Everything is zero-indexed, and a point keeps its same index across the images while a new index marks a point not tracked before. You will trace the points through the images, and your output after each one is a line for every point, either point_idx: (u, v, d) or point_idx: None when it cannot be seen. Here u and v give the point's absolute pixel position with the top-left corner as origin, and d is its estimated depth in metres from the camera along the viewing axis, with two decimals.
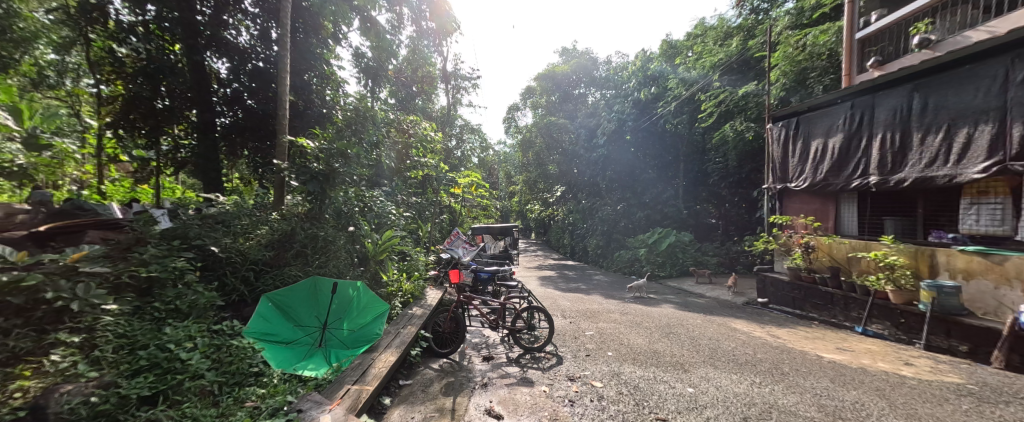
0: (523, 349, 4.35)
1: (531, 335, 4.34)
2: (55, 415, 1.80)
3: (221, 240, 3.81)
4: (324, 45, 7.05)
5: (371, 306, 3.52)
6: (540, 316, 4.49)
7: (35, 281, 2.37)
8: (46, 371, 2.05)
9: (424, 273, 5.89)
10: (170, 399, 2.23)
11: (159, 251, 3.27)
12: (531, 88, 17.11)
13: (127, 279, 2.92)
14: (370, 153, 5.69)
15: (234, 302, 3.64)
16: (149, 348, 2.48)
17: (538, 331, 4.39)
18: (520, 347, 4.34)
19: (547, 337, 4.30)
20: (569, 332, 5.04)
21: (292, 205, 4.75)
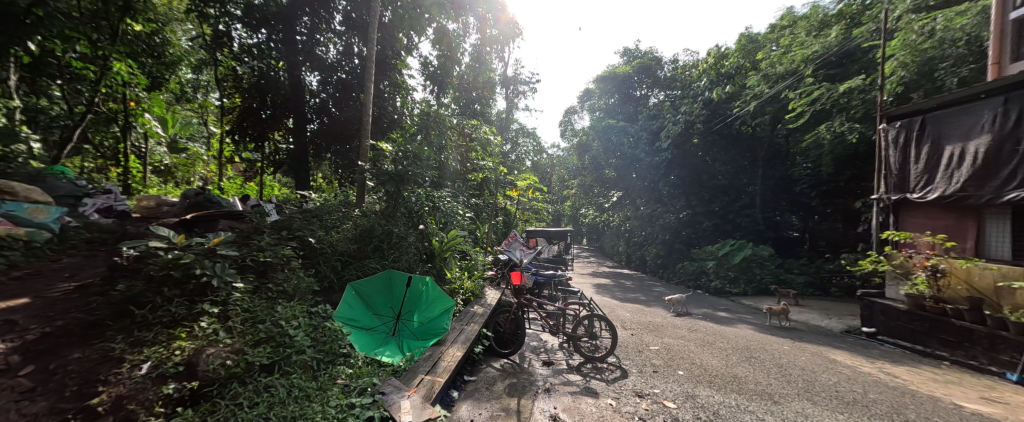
0: (584, 358, 4.20)
1: (594, 344, 4.20)
2: (204, 373, 2.24)
3: (316, 232, 4.31)
4: (398, 57, 7.57)
5: (439, 300, 3.49)
6: (603, 325, 4.32)
7: (188, 259, 2.90)
8: (196, 334, 2.51)
9: (484, 274, 5.93)
10: (283, 369, 2.60)
11: (272, 240, 3.81)
12: (590, 91, 16.74)
13: (249, 263, 3.44)
14: (435, 155, 5.96)
15: (325, 288, 4.04)
16: (267, 323, 2.88)
17: (600, 341, 4.22)
18: (581, 354, 4.21)
19: (610, 347, 4.12)
20: (633, 345, 4.77)
21: (371, 203, 5.17)
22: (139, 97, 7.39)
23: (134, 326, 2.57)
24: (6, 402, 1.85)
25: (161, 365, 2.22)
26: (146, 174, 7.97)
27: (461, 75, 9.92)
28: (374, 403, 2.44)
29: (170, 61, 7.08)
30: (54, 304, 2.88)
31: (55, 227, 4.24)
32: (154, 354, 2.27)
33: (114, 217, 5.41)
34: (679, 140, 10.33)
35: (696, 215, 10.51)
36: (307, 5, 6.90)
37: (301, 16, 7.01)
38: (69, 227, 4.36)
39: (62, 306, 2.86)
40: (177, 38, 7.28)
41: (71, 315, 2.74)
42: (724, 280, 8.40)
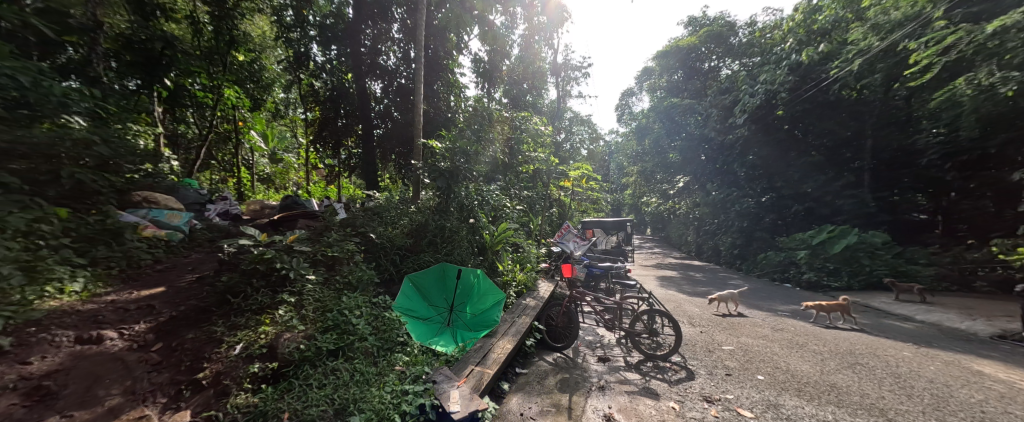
0: (644, 355, 3.89)
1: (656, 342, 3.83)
2: (283, 355, 2.51)
3: (377, 228, 4.60)
4: (450, 56, 7.67)
5: (490, 293, 3.58)
6: (665, 321, 3.96)
7: (269, 254, 3.26)
8: (277, 321, 2.83)
9: (537, 266, 5.80)
10: (347, 354, 2.80)
11: (338, 236, 4.14)
12: (651, 69, 15.48)
13: (320, 257, 3.79)
14: (483, 150, 5.97)
15: (386, 279, 4.29)
16: (334, 312, 3.15)
17: (662, 338, 3.88)
18: (641, 352, 3.90)
19: (674, 345, 3.76)
20: (703, 344, 4.28)
21: (426, 199, 5.36)
22: (244, 117, 8.63)
23: (232, 312, 2.97)
24: (142, 372, 2.28)
25: (250, 346, 2.54)
26: (254, 182, 9.35)
27: (511, 68, 9.85)
28: (425, 391, 2.50)
29: (265, 84, 8.20)
30: (180, 292, 3.40)
31: (186, 229, 4.98)
32: (244, 337, 2.61)
33: (230, 219, 6.39)
34: (759, 113, 9.02)
35: (783, 197, 9.14)
36: (370, 20, 7.40)
37: (365, 29, 7.48)
38: (196, 229, 5.22)
39: (183, 292, 3.39)
40: (270, 64, 8.36)
41: (189, 301, 3.23)
42: (821, 272, 7.16)
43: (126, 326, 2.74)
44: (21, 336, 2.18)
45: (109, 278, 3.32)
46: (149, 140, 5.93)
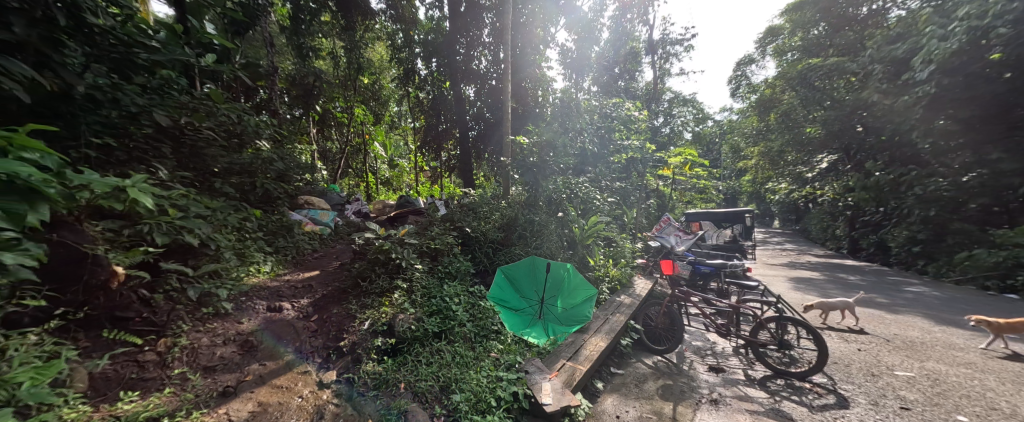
0: (771, 371, 3.32)
1: (786, 355, 3.25)
2: (400, 333, 2.78)
3: (472, 223, 4.89)
4: (536, 52, 7.77)
5: (581, 288, 3.58)
6: (802, 331, 3.27)
7: (385, 245, 3.70)
8: (394, 303, 3.13)
9: (631, 262, 5.51)
10: (449, 337, 3.00)
11: (440, 231, 4.52)
12: (770, 34, 13.12)
13: (426, 249, 4.21)
14: (571, 144, 5.85)
15: (481, 270, 4.56)
16: (438, 298, 3.41)
17: (797, 352, 3.24)
18: (766, 366, 3.35)
19: (816, 362, 3.09)
20: (856, 362, 3.35)
21: (515, 194, 5.51)
22: (367, 129, 10.05)
23: (360, 294, 3.41)
24: (306, 336, 2.67)
25: (375, 321, 2.86)
26: (377, 185, 10.90)
27: (601, 55, 9.52)
28: (519, 380, 2.59)
29: (383, 98, 9.51)
30: (329, 275, 4.11)
31: (333, 225, 6.01)
32: (371, 314, 2.93)
33: (363, 217, 7.54)
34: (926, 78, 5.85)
35: None
36: (463, 30, 7.83)
37: (459, 40, 7.84)
38: (338, 224, 6.29)
39: (331, 275, 4.09)
40: (387, 82, 9.50)
41: (336, 283, 3.85)
42: None
43: (296, 300, 3.35)
44: (236, 303, 2.74)
45: (286, 262, 4.21)
46: (309, 156, 7.33)
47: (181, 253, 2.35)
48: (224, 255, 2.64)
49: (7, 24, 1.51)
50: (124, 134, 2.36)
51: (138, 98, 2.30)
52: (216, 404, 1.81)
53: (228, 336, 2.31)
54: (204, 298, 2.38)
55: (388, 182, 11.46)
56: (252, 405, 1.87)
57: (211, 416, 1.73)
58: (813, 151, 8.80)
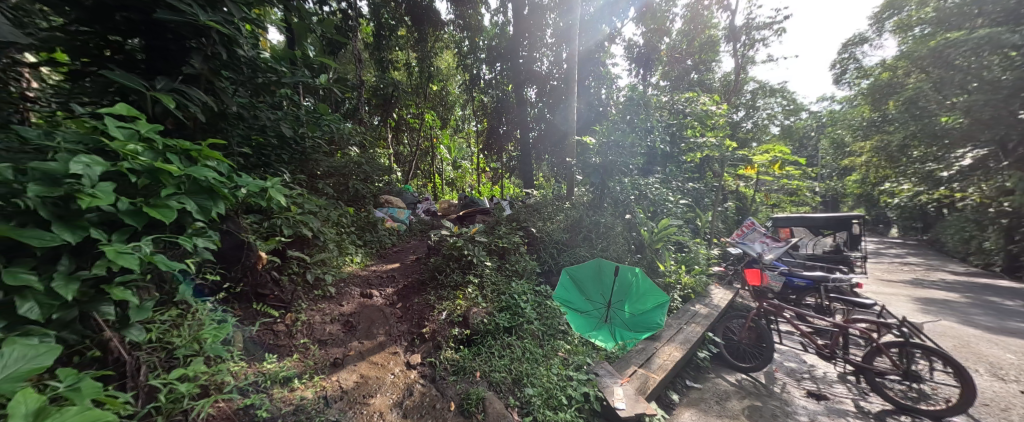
0: (893, 405, 2.83)
1: (914, 389, 2.75)
2: (477, 325, 2.92)
3: (538, 223, 4.95)
4: (601, 49, 7.59)
5: (651, 293, 3.35)
6: (934, 360, 2.73)
7: (458, 242, 3.84)
8: (468, 297, 3.29)
9: (707, 269, 5.09)
10: (520, 331, 3.06)
11: (507, 230, 4.64)
12: (886, 6, 11.05)
13: (495, 247, 4.26)
14: (645, 141, 5.52)
15: (546, 270, 4.58)
16: (507, 294, 3.49)
17: (926, 385, 2.72)
18: (885, 399, 2.87)
19: (956, 400, 2.57)
20: (1016, 406, 2.71)
21: (580, 195, 5.45)
22: (436, 133, 10.75)
23: (436, 286, 3.59)
24: (393, 321, 2.95)
25: (452, 312, 3.06)
26: (444, 185, 11.54)
27: (671, 47, 8.93)
28: (590, 381, 2.57)
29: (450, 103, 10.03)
30: (408, 268, 4.44)
31: (407, 222, 6.53)
32: (448, 306, 3.12)
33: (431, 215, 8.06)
34: None
35: None
36: (527, 32, 7.91)
37: (522, 43, 8.02)
38: (412, 222, 6.81)
39: (409, 268, 4.42)
40: (452, 88, 10.23)
41: (414, 275, 4.15)
42: None
43: (382, 288, 3.69)
44: (339, 287, 3.10)
45: (372, 254, 4.70)
46: (387, 159, 8.11)
47: (297, 243, 2.77)
48: (327, 245, 2.98)
49: (192, 61, 1.96)
50: (257, 145, 2.89)
51: (270, 114, 2.86)
52: (330, 371, 2.13)
53: (334, 316, 2.66)
54: (316, 281, 2.72)
55: (454, 182, 12.03)
56: (357, 376, 2.17)
57: (328, 381, 2.04)
58: (946, 144, 7.11)
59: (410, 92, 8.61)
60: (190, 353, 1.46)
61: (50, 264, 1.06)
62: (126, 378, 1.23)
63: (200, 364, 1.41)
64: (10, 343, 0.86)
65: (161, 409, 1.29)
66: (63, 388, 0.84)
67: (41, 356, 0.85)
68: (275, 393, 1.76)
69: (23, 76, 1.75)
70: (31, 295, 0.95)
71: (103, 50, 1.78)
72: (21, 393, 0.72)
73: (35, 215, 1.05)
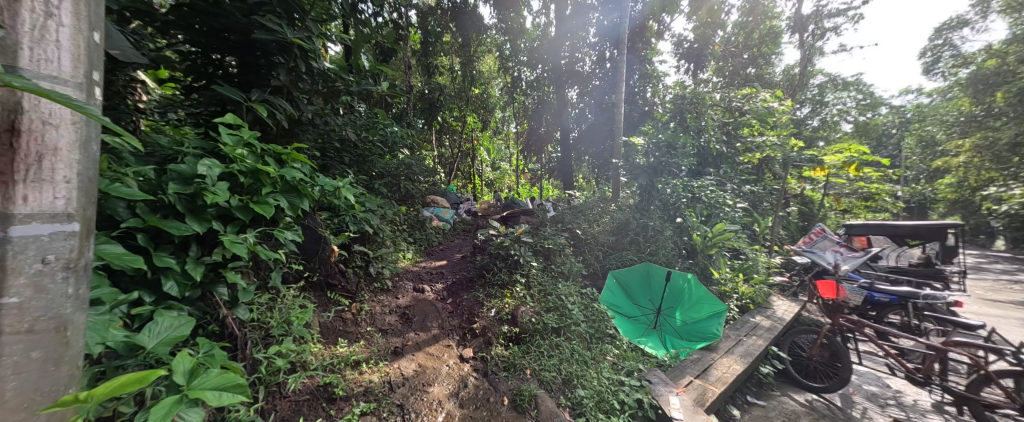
0: None
1: None
2: (525, 324, 2.94)
3: (582, 225, 4.85)
4: (648, 45, 7.28)
5: (706, 301, 3.27)
6: None
7: (504, 241, 3.88)
8: (516, 295, 3.32)
9: (769, 278, 4.70)
10: (568, 332, 3.02)
11: (552, 231, 4.57)
12: None
13: (540, 248, 4.19)
14: (697, 141, 5.22)
15: (592, 273, 4.47)
16: (554, 295, 3.44)
17: None
18: None
19: None
20: None
21: (626, 197, 5.27)
22: (477, 135, 10.93)
23: (484, 283, 3.64)
24: (445, 315, 3.05)
25: (501, 310, 3.11)
26: (484, 186, 11.68)
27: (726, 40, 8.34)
28: (642, 388, 2.54)
29: (491, 105, 10.14)
30: (455, 265, 4.51)
31: (451, 222, 6.68)
32: (495, 303, 3.18)
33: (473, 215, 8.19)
34: None
35: None
36: (570, 32, 7.79)
37: (564, 44, 7.92)
38: (457, 221, 6.98)
39: (456, 265, 4.50)
40: (493, 91, 10.37)
41: (461, 271, 4.22)
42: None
43: (433, 283, 3.73)
44: (396, 280, 3.25)
45: (420, 251, 4.88)
46: (432, 160, 8.40)
47: (359, 238, 2.96)
48: (383, 241, 3.18)
49: (278, 73, 2.24)
50: (323, 147, 3.14)
51: (336, 118, 3.11)
52: (392, 359, 2.27)
53: (393, 307, 2.82)
54: (375, 274, 2.91)
55: (492, 183, 12.13)
56: (416, 365, 2.30)
57: (390, 368, 2.18)
58: None
59: (454, 95, 8.83)
60: (282, 333, 1.80)
61: (185, 251, 1.30)
62: (239, 348, 1.59)
63: (289, 343, 1.76)
64: (161, 313, 1.06)
65: (263, 379, 1.63)
66: (201, 354, 1.14)
67: (182, 326, 1.06)
68: (347, 375, 1.95)
69: (137, 87, 2.18)
70: (172, 276, 1.19)
71: (204, 67, 2.19)
72: (183, 354, 0.96)
73: (173, 208, 1.25)
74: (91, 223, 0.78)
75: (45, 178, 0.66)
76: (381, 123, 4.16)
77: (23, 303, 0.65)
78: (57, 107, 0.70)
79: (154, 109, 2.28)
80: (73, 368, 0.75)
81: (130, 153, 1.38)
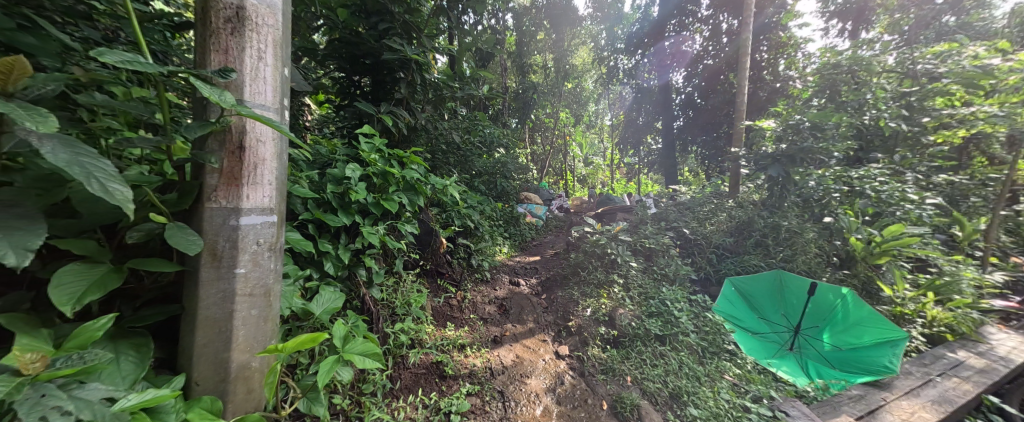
0: None
1: None
2: (624, 328, 2.77)
3: (691, 224, 4.32)
4: (783, 7, 5.99)
5: (871, 325, 2.55)
6: None
7: (600, 239, 3.71)
8: (613, 296, 3.12)
9: (976, 301, 3.42)
10: (675, 343, 2.73)
11: (654, 230, 4.16)
12: None
13: (640, 247, 3.87)
14: (858, 121, 4.05)
15: (703, 278, 3.92)
16: (656, 300, 3.14)
17: None
18: None
19: None
20: None
21: (748, 193, 4.49)
22: (570, 130, 10.72)
23: (579, 281, 3.51)
24: (540, 310, 3.06)
25: (597, 310, 2.99)
26: (576, 182, 11.38)
27: None
28: (775, 419, 2.13)
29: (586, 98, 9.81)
30: (548, 261, 4.47)
31: (544, 219, 6.67)
32: (591, 302, 3.07)
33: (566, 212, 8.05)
34: None
35: None
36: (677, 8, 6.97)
37: (670, 23, 7.15)
38: (550, 217, 6.94)
39: (549, 261, 4.46)
40: (587, 84, 10.03)
41: (554, 268, 4.15)
42: None
43: (528, 278, 3.77)
44: (494, 273, 3.41)
45: (515, 246, 4.99)
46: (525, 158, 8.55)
47: (462, 232, 3.18)
48: (483, 235, 3.35)
49: (400, 88, 2.65)
50: (433, 150, 3.46)
51: (444, 123, 3.42)
52: (493, 347, 2.39)
53: (493, 299, 2.95)
54: (476, 265, 3.10)
55: (585, 179, 11.73)
56: (514, 355, 2.37)
57: (492, 355, 2.30)
58: None
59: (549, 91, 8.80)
60: (404, 312, 2.07)
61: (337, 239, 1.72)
62: (374, 323, 1.90)
63: (409, 322, 2.02)
64: (323, 289, 1.49)
65: (391, 350, 1.91)
66: (350, 324, 1.58)
67: (335, 300, 1.46)
68: (455, 356, 2.13)
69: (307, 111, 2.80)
70: (330, 259, 1.66)
71: (347, 88, 2.74)
72: (338, 323, 1.38)
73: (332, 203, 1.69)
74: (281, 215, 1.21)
75: (258, 182, 1.08)
76: (480, 124, 4.39)
77: (247, 273, 1.08)
78: (264, 127, 1.09)
79: (316, 125, 2.94)
80: (274, 326, 1.18)
81: (303, 162, 1.79)
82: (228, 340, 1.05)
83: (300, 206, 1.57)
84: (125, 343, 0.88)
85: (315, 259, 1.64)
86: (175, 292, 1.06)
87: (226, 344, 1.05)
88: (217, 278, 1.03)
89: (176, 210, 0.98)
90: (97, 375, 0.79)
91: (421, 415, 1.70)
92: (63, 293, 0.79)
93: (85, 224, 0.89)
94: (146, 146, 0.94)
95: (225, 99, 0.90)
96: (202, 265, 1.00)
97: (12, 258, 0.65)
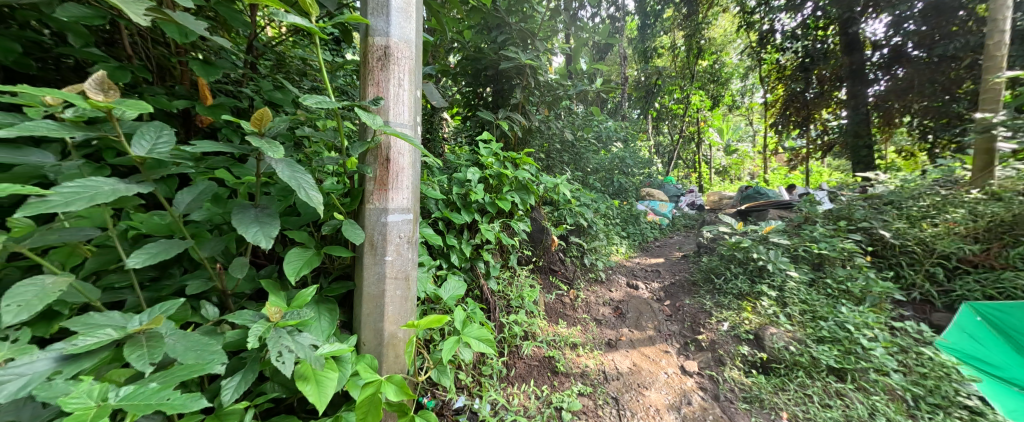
0: None
1: None
2: (775, 351, 2.23)
3: (893, 223, 3.10)
4: None
5: None
6: None
7: (744, 243, 3.09)
8: (761, 311, 2.56)
9: None
10: (858, 383, 2.05)
11: (827, 231, 3.20)
12: None
13: (803, 253, 3.06)
14: None
15: (915, 300, 2.82)
16: (829, 321, 2.39)
17: None
18: None
19: None
20: None
21: (1007, 179, 2.99)
22: (705, 116, 8.91)
23: (713, 290, 3.02)
24: (662, 319, 2.75)
25: (738, 326, 2.50)
26: (712, 174, 9.77)
27: None
28: None
29: (726, 75, 8.26)
30: (674, 265, 3.95)
31: (670, 217, 5.94)
32: (730, 316, 2.60)
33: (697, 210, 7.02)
34: None
35: None
36: None
37: None
38: (676, 216, 6.16)
39: (675, 265, 3.94)
40: (730, 57, 8.31)
41: (681, 273, 3.64)
42: None
43: (648, 281, 3.44)
44: (609, 274, 3.22)
45: (635, 247, 4.61)
46: (648, 152, 7.76)
47: (576, 230, 3.14)
48: (596, 234, 3.24)
49: (517, 94, 2.79)
50: (547, 150, 3.52)
51: (557, 122, 3.42)
52: (606, 351, 2.28)
53: (608, 301, 2.81)
54: (590, 265, 3.01)
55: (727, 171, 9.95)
56: (630, 363, 2.20)
57: (605, 359, 2.19)
58: None
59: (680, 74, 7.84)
60: (518, 305, 2.18)
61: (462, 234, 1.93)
62: (492, 311, 2.06)
63: (523, 314, 2.12)
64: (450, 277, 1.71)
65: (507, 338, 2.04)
66: (471, 310, 1.76)
67: (459, 287, 1.65)
68: (567, 353, 2.12)
69: (446, 124, 3.26)
70: (456, 251, 1.88)
71: (472, 100, 3.06)
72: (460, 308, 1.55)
73: (458, 202, 1.91)
74: (416, 212, 1.43)
75: (398, 186, 1.30)
76: (595, 120, 4.21)
77: (392, 260, 1.31)
78: (402, 142, 1.31)
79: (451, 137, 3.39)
80: (411, 305, 1.40)
81: (437, 167, 2.08)
82: (382, 312, 1.31)
83: (434, 205, 1.84)
84: (324, 307, 1.19)
85: (445, 251, 1.89)
86: (350, 271, 1.38)
87: (381, 316, 1.31)
88: (375, 263, 1.29)
89: (349, 209, 1.27)
90: (309, 328, 1.08)
91: (534, 405, 1.77)
92: (291, 266, 1.12)
93: (303, 219, 1.24)
94: (331, 162, 1.25)
95: (375, 121, 1.09)
96: (365, 252, 1.27)
97: (264, 242, 0.92)
